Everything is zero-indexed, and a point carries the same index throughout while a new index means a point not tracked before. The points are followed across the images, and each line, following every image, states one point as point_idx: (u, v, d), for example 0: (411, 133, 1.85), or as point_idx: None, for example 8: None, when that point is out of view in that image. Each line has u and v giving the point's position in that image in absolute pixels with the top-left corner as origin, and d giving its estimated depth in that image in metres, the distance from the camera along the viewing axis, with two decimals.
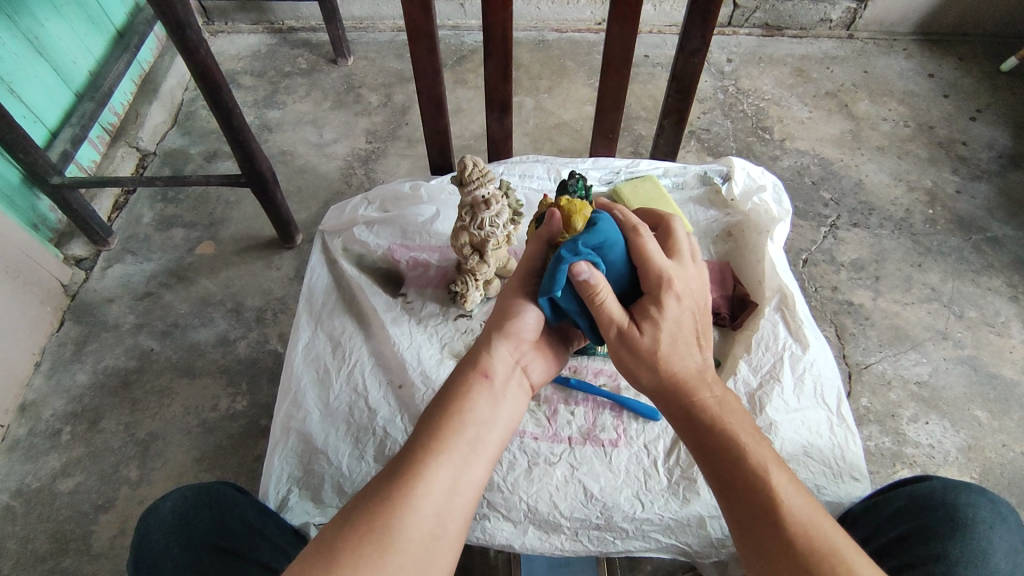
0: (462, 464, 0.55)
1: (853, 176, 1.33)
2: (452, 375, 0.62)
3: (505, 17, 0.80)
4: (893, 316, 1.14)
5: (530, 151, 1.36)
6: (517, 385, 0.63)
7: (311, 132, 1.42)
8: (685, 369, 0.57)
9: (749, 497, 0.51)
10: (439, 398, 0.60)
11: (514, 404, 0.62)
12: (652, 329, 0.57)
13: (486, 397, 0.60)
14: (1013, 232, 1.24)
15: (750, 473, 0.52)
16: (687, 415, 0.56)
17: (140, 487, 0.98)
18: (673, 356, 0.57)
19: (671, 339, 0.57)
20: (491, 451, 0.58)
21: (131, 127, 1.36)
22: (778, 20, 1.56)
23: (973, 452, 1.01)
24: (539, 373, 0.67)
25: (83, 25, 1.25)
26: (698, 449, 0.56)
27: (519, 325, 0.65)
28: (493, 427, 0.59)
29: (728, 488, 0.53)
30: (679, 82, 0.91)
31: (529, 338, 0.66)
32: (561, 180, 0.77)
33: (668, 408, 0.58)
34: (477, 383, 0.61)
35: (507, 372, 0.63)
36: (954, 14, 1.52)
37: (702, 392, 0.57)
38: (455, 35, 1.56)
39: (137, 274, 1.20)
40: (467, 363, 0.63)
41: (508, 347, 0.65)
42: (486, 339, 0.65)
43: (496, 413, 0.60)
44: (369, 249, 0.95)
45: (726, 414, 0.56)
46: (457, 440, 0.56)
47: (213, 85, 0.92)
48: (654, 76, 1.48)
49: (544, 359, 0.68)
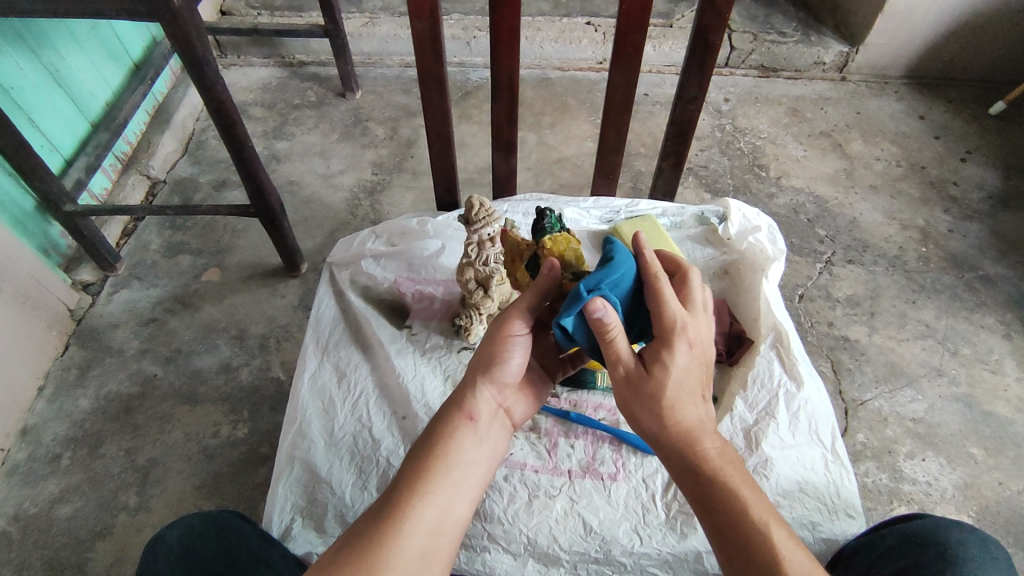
0: (447, 503, 0.57)
1: (847, 214, 1.36)
2: (437, 416, 0.64)
3: (512, 63, 0.84)
4: (888, 352, 1.16)
5: (531, 186, 1.39)
6: (500, 425, 0.65)
7: (319, 163, 1.45)
8: (692, 418, 0.58)
9: (750, 556, 0.51)
10: (425, 437, 0.62)
11: (497, 443, 0.64)
12: (662, 377, 0.57)
13: (471, 439, 0.62)
14: (1005, 271, 1.27)
15: (752, 530, 0.52)
16: (689, 470, 0.57)
17: (138, 513, 0.98)
18: (680, 403, 0.57)
19: (678, 387, 0.58)
20: (475, 489, 0.60)
21: (142, 155, 1.40)
22: (773, 62, 1.61)
23: (969, 489, 1.01)
24: (522, 411, 0.69)
25: (102, 58, 1.29)
26: (700, 505, 0.55)
27: (504, 369, 0.66)
28: (477, 467, 0.61)
29: (730, 544, 0.53)
30: (677, 126, 0.94)
31: (513, 381, 0.68)
32: (535, 219, 0.80)
33: (669, 455, 0.58)
34: (461, 424, 0.62)
35: (491, 413, 0.65)
36: (943, 59, 1.57)
37: (704, 443, 0.58)
38: (461, 71, 1.61)
39: (142, 300, 1.22)
40: (452, 404, 0.64)
41: (493, 389, 0.66)
42: (471, 380, 0.66)
43: (480, 453, 0.62)
44: (374, 281, 0.97)
45: (726, 466, 0.57)
46: (442, 480, 0.58)
47: (228, 120, 0.94)
48: (654, 114, 1.52)
49: (528, 397, 0.70)
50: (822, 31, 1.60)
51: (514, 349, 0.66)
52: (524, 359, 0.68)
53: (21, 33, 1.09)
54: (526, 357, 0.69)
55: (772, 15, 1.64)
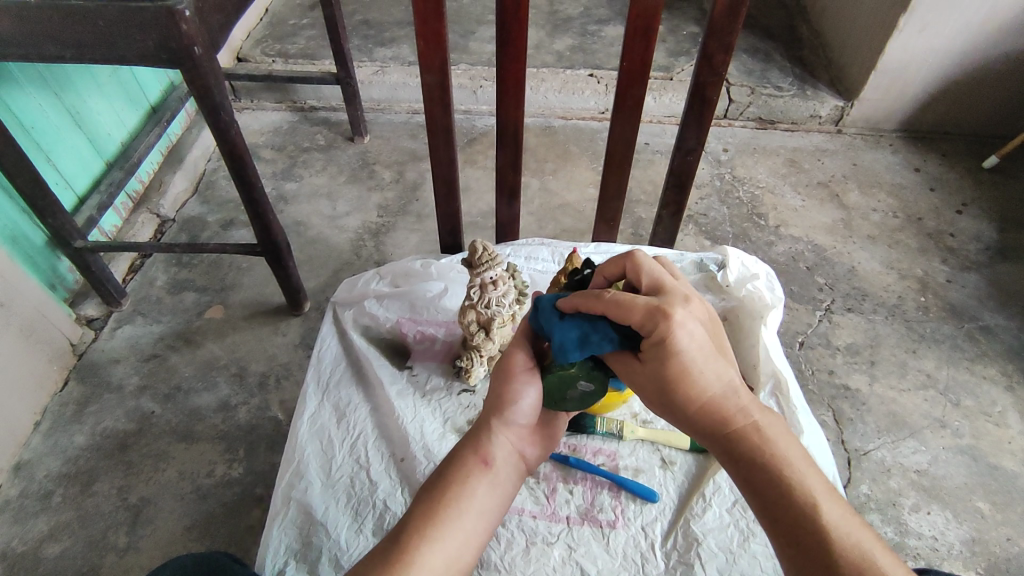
0: (455, 551, 0.57)
1: (846, 262, 1.38)
2: (450, 458, 0.63)
3: (517, 113, 0.87)
4: (890, 402, 1.15)
5: (534, 230, 1.41)
6: (513, 471, 0.65)
7: (326, 205, 1.48)
8: (715, 392, 0.55)
9: (800, 536, 0.49)
10: (437, 479, 0.62)
11: (507, 491, 0.63)
12: (677, 361, 0.55)
13: (484, 485, 0.62)
14: (1004, 322, 1.27)
15: (800, 506, 0.50)
16: (728, 443, 0.54)
17: (127, 554, 0.96)
18: (700, 386, 0.55)
19: (695, 368, 0.55)
20: (481, 538, 0.60)
21: (153, 194, 1.43)
22: (771, 115, 1.66)
23: (977, 545, 0.99)
24: (534, 453, 0.68)
25: (120, 101, 1.34)
26: (742, 472, 0.54)
27: (516, 411, 0.66)
28: (486, 515, 0.60)
29: (778, 524, 0.51)
30: (676, 175, 0.97)
31: (525, 423, 0.67)
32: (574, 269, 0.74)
33: (704, 434, 0.56)
34: (475, 470, 0.62)
35: (506, 457, 0.64)
36: (935, 115, 1.62)
37: (737, 417, 0.55)
38: (467, 119, 1.65)
39: (144, 336, 1.23)
40: (467, 446, 0.64)
41: (508, 433, 0.65)
42: (485, 423, 0.65)
43: (490, 501, 0.61)
44: (377, 321, 0.98)
45: (765, 434, 0.54)
46: (453, 526, 0.58)
47: (239, 161, 0.97)
48: (654, 162, 1.55)
49: (540, 442, 0.69)
50: (817, 86, 1.65)
51: (524, 390, 0.65)
52: (536, 401, 0.67)
53: (45, 76, 1.14)
54: (539, 401, 0.68)
55: (769, 70, 1.70)
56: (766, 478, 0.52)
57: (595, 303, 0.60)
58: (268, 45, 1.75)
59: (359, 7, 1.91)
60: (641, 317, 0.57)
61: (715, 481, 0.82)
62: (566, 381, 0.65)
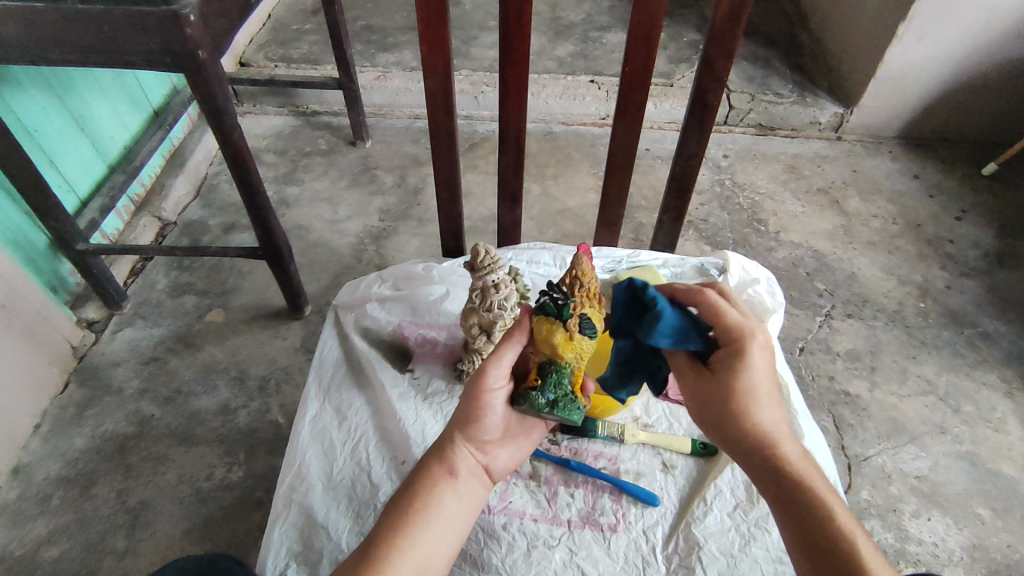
0: (424, 558, 0.58)
1: (845, 269, 1.38)
2: (418, 469, 0.65)
3: (519, 119, 0.88)
4: (890, 408, 1.15)
5: (534, 236, 1.42)
6: (480, 481, 0.66)
7: (327, 209, 1.49)
8: (766, 420, 0.59)
9: (831, 557, 0.52)
10: (405, 489, 0.63)
11: (476, 500, 0.65)
12: (743, 378, 0.58)
13: (450, 495, 0.63)
14: (1004, 328, 1.28)
15: (829, 527, 0.53)
16: (770, 465, 0.57)
17: (125, 558, 0.96)
18: (756, 409, 0.58)
19: (757, 391, 0.58)
20: (451, 546, 0.61)
21: (155, 198, 1.44)
22: (770, 121, 1.67)
23: (977, 552, 0.99)
24: (506, 462, 0.69)
25: (124, 104, 1.34)
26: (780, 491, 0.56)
27: (482, 425, 0.66)
28: (455, 524, 0.62)
29: (809, 545, 0.53)
30: (677, 180, 0.97)
31: (493, 435, 0.68)
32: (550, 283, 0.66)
33: (749, 455, 0.59)
34: (441, 480, 0.63)
35: (472, 468, 0.66)
36: (935, 122, 1.63)
37: (782, 445, 0.58)
38: (469, 123, 1.66)
39: (145, 339, 1.23)
40: (433, 458, 0.65)
41: (473, 445, 0.66)
42: (449, 436, 0.67)
43: (458, 510, 0.63)
44: (379, 324, 0.98)
45: (805, 468, 0.58)
46: (419, 534, 0.59)
47: (241, 163, 0.97)
48: (654, 168, 1.56)
49: (512, 451, 0.70)
50: (817, 93, 1.66)
51: (491, 405, 0.66)
52: (502, 415, 0.68)
53: (49, 79, 1.15)
54: (505, 414, 0.68)
55: (768, 77, 1.71)
56: (799, 500, 0.55)
57: (693, 296, 0.62)
58: (271, 50, 1.76)
59: (361, 12, 1.92)
60: (727, 323, 0.60)
61: (717, 485, 0.82)
62: (529, 411, 0.68)
